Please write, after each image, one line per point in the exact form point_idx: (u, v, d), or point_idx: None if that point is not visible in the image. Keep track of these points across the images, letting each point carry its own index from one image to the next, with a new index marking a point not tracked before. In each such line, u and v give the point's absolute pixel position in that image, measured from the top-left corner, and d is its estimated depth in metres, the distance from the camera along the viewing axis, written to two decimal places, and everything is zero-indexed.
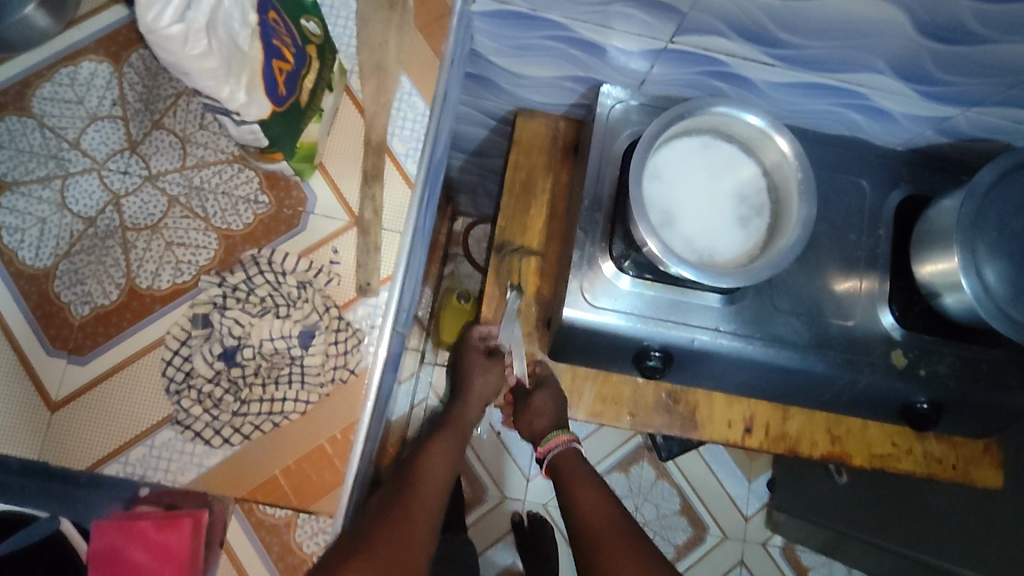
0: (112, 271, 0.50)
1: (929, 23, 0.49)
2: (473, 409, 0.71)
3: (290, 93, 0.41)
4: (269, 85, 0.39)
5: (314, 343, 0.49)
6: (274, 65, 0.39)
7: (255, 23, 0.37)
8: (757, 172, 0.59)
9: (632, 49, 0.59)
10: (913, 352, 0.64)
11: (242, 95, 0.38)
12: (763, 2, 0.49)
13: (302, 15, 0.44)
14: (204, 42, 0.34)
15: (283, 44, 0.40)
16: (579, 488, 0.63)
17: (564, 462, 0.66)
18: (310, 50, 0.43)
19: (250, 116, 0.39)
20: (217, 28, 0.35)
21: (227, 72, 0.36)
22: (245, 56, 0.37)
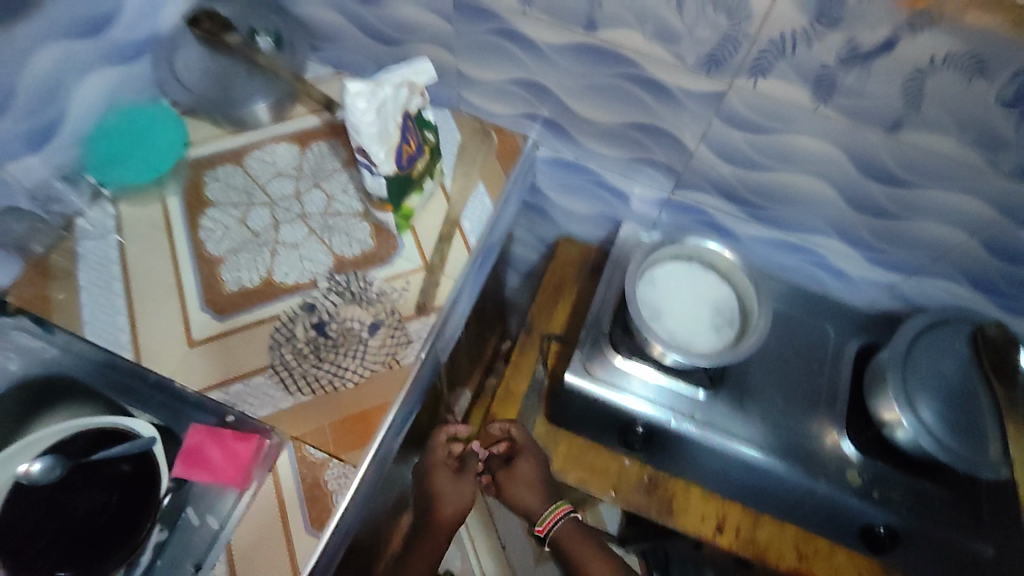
0: (259, 266, 0.69)
1: (858, 201, 0.68)
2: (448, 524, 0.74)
3: (410, 166, 0.65)
4: (396, 155, 0.62)
5: (377, 333, 0.66)
6: (402, 146, 0.63)
7: (399, 120, 0.61)
8: (731, 295, 0.76)
9: (647, 197, 0.81)
10: (867, 475, 0.73)
11: (382, 157, 0.61)
12: (734, 172, 0.71)
13: (426, 129, 0.68)
14: (374, 114, 0.58)
15: (412, 141, 0.64)
16: (590, 560, 0.73)
17: (566, 536, 0.75)
18: (426, 150, 0.68)
19: (383, 170, 0.61)
20: (383, 112, 0.59)
21: (379, 140, 0.59)
22: (391, 135, 0.61)
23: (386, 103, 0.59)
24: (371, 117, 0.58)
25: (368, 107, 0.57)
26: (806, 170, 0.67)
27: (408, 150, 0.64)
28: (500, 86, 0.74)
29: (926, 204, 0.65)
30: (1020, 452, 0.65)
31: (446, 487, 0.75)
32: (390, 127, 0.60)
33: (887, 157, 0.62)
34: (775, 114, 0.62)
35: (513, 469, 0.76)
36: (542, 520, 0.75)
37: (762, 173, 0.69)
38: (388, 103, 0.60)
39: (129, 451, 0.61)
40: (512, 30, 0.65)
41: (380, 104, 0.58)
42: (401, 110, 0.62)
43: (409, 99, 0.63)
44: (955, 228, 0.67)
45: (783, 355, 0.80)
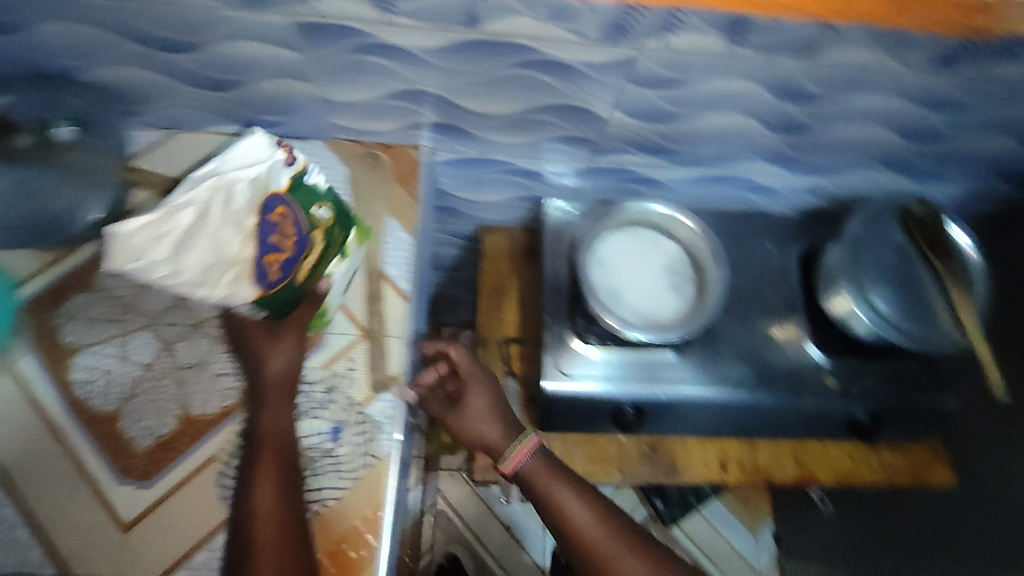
0: (169, 404, 0.58)
1: (779, 124, 0.66)
2: (279, 417, 0.56)
3: (282, 276, 0.53)
4: (257, 274, 0.51)
5: (342, 437, 0.57)
6: (267, 259, 0.51)
7: (248, 228, 0.50)
8: (678, 247, 0.74)
9: (563, 170, 0.76)
10: (841, 373, 0.76)
11: (231, 283, 0.50)
12: (652, 127, 0.67)
13: (315, 204, 0.57)
14: (176, 253, 0.46)
15: (281, 232, 0.52)
16: (566, 501, 0.62)
17: (538, 476, 0.64)
18: (316, 234, 0.56)
19: (239, 297, 0.51)
20: (197, 239, 0.47)
21: (210, 272, 0.48)
22: (234, 257, 0.49)
23: (193, 225, 0.47)
24: (174, 261, 0.46)
25: (161, 253, 0.46)
26: (723, 107, 0.63)
27: (276, 258, 0.52)
28: (378, 102, 0.65)
29: (844, 112, 0.64)
30: (972, 322, 0.67)
31: (265, 347, 0.57)
32: (219, 246, 0.48)
33: (803, 77, 0.59)
34: (689, 66, 0.57)
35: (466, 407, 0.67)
36: (506, 459, 0.64)
37: (679, 122, 0.65)
38: (202, 226, 0.48)
39: None
40: (379, 43, 0.56)
41: (181, 238, 0.47)
42: (246, 215, 0.50)
43: (241, 189, 0.51)
44: (872, 125, 0.66)
45: (736, 284, 0.79)
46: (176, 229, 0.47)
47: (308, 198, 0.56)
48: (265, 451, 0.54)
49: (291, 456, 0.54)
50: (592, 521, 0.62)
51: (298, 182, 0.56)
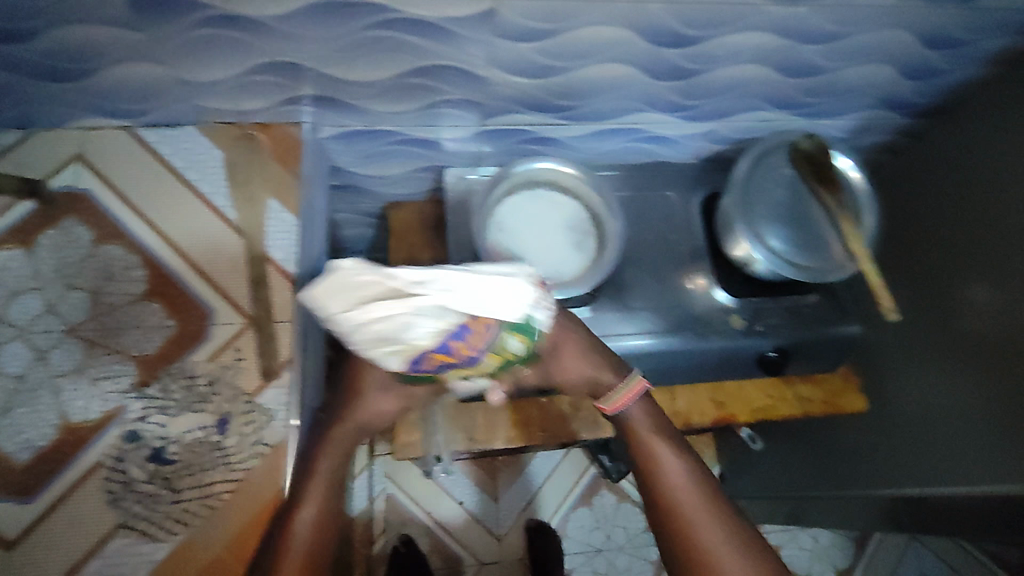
0: (46, 415, 0.55)
1: (660, 71, 0.65)
2: (335, 466, 0.61)
3: (446, 368, 0.49)
4: (415, 364, 0.47)
5: (230, 429, 0.56)
6: (433, 356, 0.47)
7: (441, 328, 0.45)
8: (577, 204, 0.73)
9: (461, 136, 0.73)
10: (747, 312, 0.77)
11: (390, 356, 0.46)
12: (533, 85, 0.66)
13: (517, 333, 0.50)
14: (376, 327, 0.43)
15: (466, 343, 0.47)
16: (665, 455, 0.66)
17: (641, 424, 0.67)
18: (491, 359, 0.51)
19: (381, 364, 0.48)
20: (396, 321, 0.43)
21: (382, 344, 0.45)
22: (412, 343, 0.45)
23: (412, 304, 0.43)
24: (355, 313, 0.43)
25: (362, 311, 0.43)
26: (600, 58, 0.62)
27: (436, 358, 0.47)
28: (243, 79, 0.62)
29: (720, 53, 0.64)
30: (859, 245, 0.68)
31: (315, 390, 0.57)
32: (438, 327, 0.44)
33: (670, 19, 0.58)
34: (552, 15, 0.56)
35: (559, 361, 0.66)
36: (609, 398, 0.67)
37: (559, 75, 0.64)
38: (410, 311, 0.43)
39: None
40: (227, 14, 0.53)
41: (388, 311, 0.43)
42: (439, 319, 0.44)
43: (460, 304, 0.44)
44: (752, 65, 0.66)
45: (643, 235, 0.79)
46: (412, 304, 0.43)
47: (508, 329, 0.49)
48: (309, 499, 0.57)
49: (269, 489, 0.55)
50: (683, 479, 0.65)
51: (532, 322, 0.50)
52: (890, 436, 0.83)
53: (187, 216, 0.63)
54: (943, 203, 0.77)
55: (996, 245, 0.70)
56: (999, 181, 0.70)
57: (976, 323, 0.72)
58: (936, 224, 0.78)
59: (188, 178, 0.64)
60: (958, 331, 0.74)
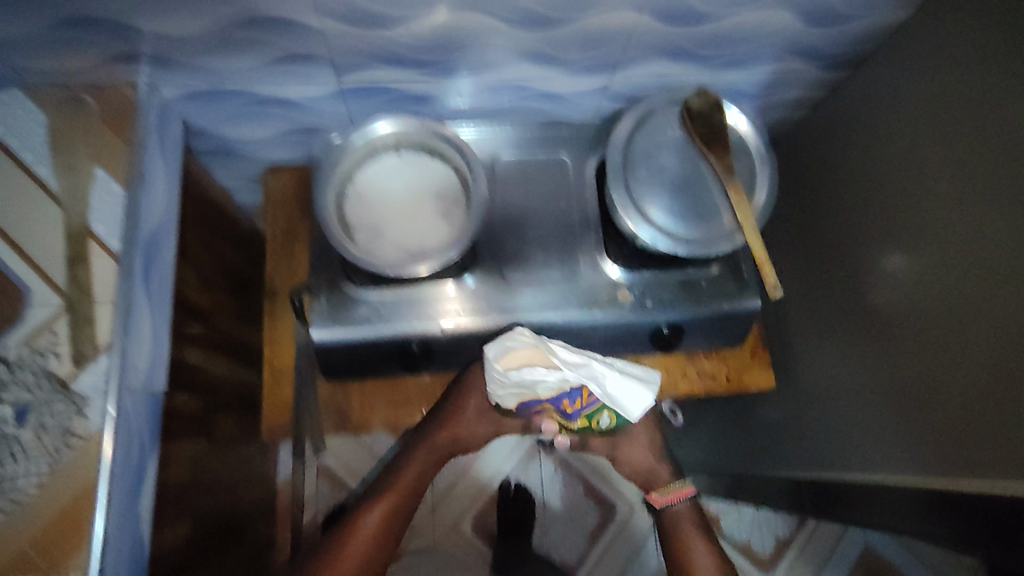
0: None
1: (517, 19, 0.59)
2: (418, 474, 0.77)
3: (538, 412, 0.65)
4: (526, 402, 0.63)
5: (34, 418, 0.54)
6: (545, 404, 0.63)
7: (559, 391, 0.60)
8: (444, 170, 0.68)
9: (318, 95, 0.68)
10: (637, 288, 0.71)
11: (509, 396, 0.63)
12: (375, 36, 0.59)
13: (611, 414, 0.65)
14: (512, 377, 0.60)
15: (575, 406, 0.62)
16: (699, 554, 0.76)
17: (684, 521, 0.78)
18: (581, 422, 0.65)
19: (495, 392, 0.64)
20: (539, 384, 0.60)
21: (512, 387, 0.61)
22: (531, 391, 0.61)
23: (555, 374, 0.59)
24: (511, 371, 0.60)
25: (516, 372, 0.60)
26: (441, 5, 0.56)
27: (545, 407, 0.64)
28: (44, 35, 0.56)
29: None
30: (747, 218, 0.62)
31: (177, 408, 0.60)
32: (557, 389, 0.60)
33: None
34: None
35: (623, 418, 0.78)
36: (665, 491, 0.80)
37: (403, 25, 0.58)
38: (554, 377, 0.59)
39: None
40: None
41: (541, 371, 0.59)
42: (564, 388, 0.60)
43: (595, 389, 0.60)
44: (623, 12, 0.59)
45: (530, 202, 0.73)
46: (557, 376, 0.59)
47: (605, 409, 0.64)
48: (388, 496, 0.75)
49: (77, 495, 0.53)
50: None
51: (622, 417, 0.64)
52: (814, 412, 0.77)
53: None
54: (860, 164, 0.67)
55: (896, 218, 0.62)
56: (914, 135, 0.60)
57: (888, 301, 0.64)
58: (853, 184, 0.68)
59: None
60: (872, 311, 0.67)
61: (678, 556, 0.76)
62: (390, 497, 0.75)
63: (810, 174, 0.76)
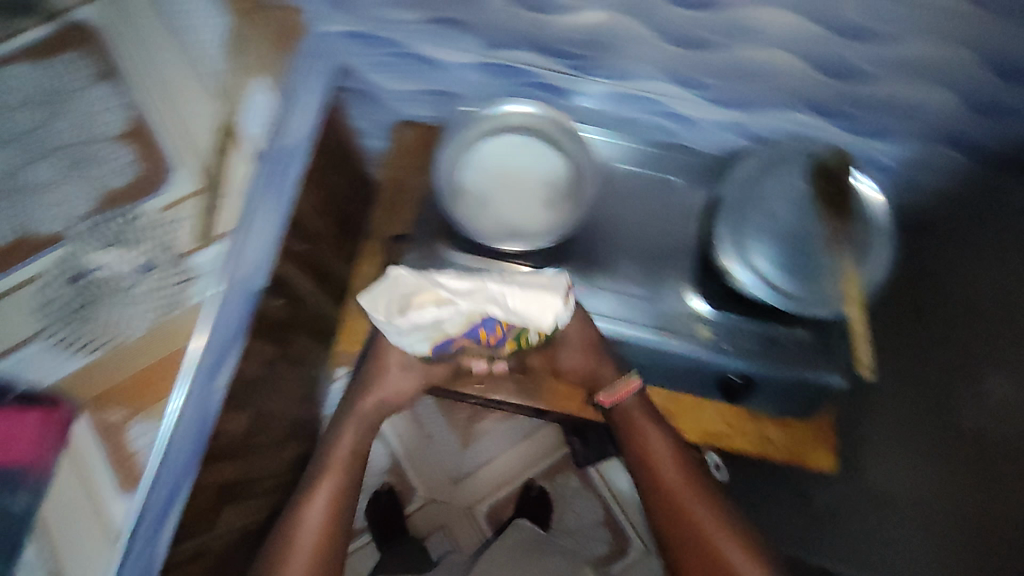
0: (9, 220, 0.60)
1: (669, 33, 0.60)
2: (354, 443, 0.73)
3: (456, 347, 0.62)
4: (438, 343, 0.60)
5: (150, 273, 0.60)
6: (462, 339, 0.59)
7: (468, 322, 0.56)
8: (559, 162, 0.70)
9: (463, 62, 0.71)
10: (720, 328, 0.68)
11: (421, 342, 0.59)
12: (530, 19, 0.62)
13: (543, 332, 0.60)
14: (412, 329, 0.56)
15: (491, 331, 0.58)
16: (655, 443, 0.69)
17: (633, 412, 0.70)
18: (510, 344, 0.62)
19: (413, 347, 0.60)
20: (438, 324, 0.56)
21: (419, 332, 0.57)
22: (439, 331, 0.57)
23: (450, 311, 0.54)
24: (401, 315, 0.55)
25: (405, 316, 0.55)
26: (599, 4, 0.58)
27: (458, 341, 0.60)
28: None
29: (735, 24, 0.57)
30: (853, 286, 0.59)
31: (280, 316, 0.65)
32: (465, 322, 0.56)
33: None
34: None
35: (551, 351, 0.72)
36: (613, 391, 0.69)
37: (559, 15, 0.61)
38: (450, 319, 0.56)
39: None
40: None
41: (435, 313, 0.55)
42: (465, 317, 0.56)
43: (498, 311, 0.55)
44: (773, 50, 0.59)
45: (631, 214, 0.74)
46: (451, 309, 0.54)
47: (527, 329, 0.59)
48: (336, 471, 0.70)
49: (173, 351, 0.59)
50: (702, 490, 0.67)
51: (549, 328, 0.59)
52: (890, 520, 0.69)
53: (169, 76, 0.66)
54: (997, 277, 0.62)
55: None
56: None
57: None
58: (983, 295, 0.63)
59: (185, 38, 0.67)
60: (974, 434, 0.63)
61: (662, 516, 0.67)
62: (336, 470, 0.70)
63: (954, 258, 0.67)
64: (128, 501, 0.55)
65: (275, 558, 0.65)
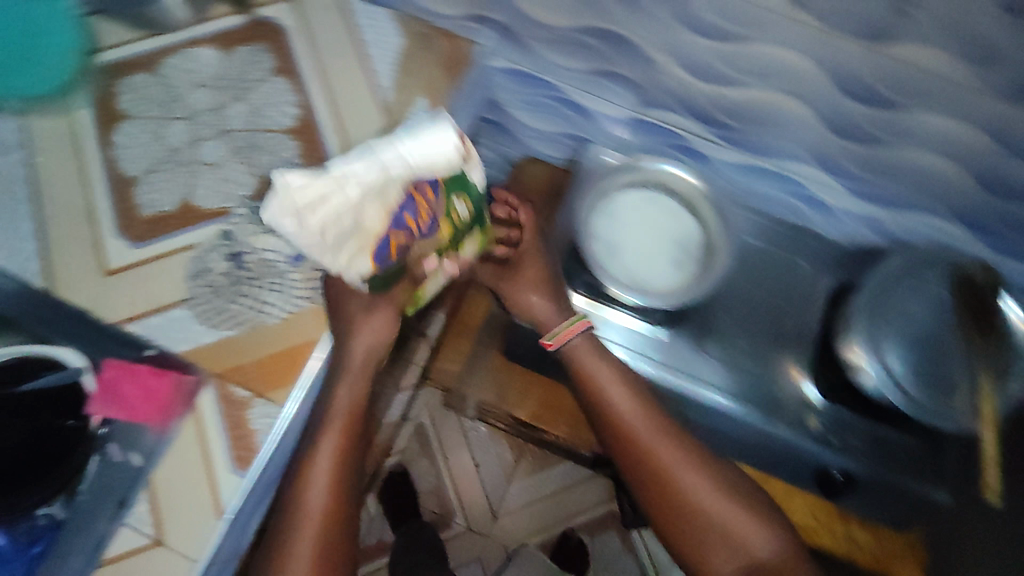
0: (178, 189, 0.64)
1: (837, 124, 0.60)
2: (354, 397, 0.64)
3: (400, 256, 0.55)
4: (376, 256, 0.54)
5: (301, 265, 0.62)
6: (389, 238, 0.53)
7: (378, 214, 0.52)
8: (696, 227, 0.69)
9: (612, 115, 0.74)
10: (828, 420, 0.69)
11: (356, 255, 0.53)
12: (699, 87, 0.63)
13: (458, 196, 0.56)
14: (329, 232, 0.50)
15: (417, 217, 0.53)
16: (604, 395, 0.66)
17: (585, 350, 0.67)
18: (444, 229, 0.56)
19: (350, 273, 0.54)
20: (342, 219, 0.51)
21: (341, 236, 0.51)
22: (358, 229, 0.52)
23: (323, 189, 0.50)
24: (308, 215, 0.49)
25: (313, 215, 0.49)
26: (774, 85, 0.59)
27: (395, 243, 0.54)
28: None
29: (911, 126, 0.57)
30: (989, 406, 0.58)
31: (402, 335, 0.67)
32: (378, 205, 0.52)
33: (864, 69, 0.53)
34: (744, 18, 0.53)
35: (517, 287, 0.69)
36: (557, 333, 0.67)
37: (730, 88, 0.61)
38: (334, 200, 0.50)
39: (58, 382, 0.56)
40: None
41: (331, 203, 0.50)
42: (382, 194, 0.52)
43: (362, 168, 0.51)
44: (940, 157, 0.59)
45: (752, 289, 0.74)
46: (348, 188, 0.50)
47: (450, 188, 0.55)
48: (332, 435, 0.62)
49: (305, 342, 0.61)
50: (709, 488, 0.63)
51: (456, 175, 0.56)
52: None
53: (341, 82, 0.69)
54: None
55: None
56: None
57: None
58: None
59: (362, 50, 0.70)
60: None
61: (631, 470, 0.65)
62: (337, 424, 0.63)
63: None
64: (240, 477, 0.56)
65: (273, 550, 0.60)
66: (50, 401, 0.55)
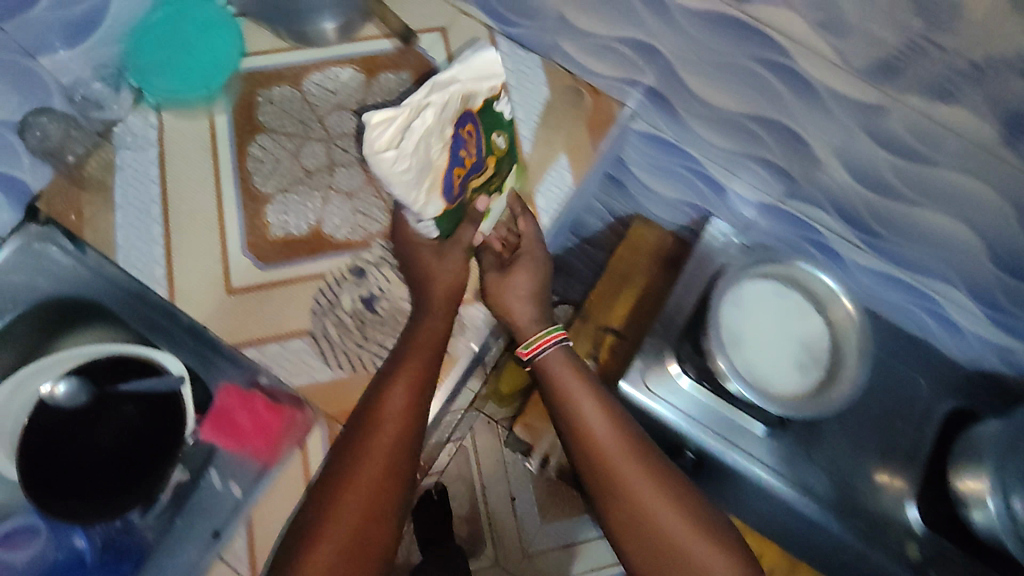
0: (309, 214, 0.62)
1: (1009, 260, 0.56)
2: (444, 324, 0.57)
3: (461, 190, 0.53)
4: (445, 190, 0.50)
5: None
6: (453, 172, 0.50)
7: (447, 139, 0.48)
8: (824, 330, 0.67)
9: (746, 196, 0.71)
10: (930, 552, 0.67)
11: (430, 187, 0.48)
12: (862, 195, 0.59)
13: (496, 131, 0.57)
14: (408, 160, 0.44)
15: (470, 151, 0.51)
16: (589, 415, 0.60)
17: (557, 365, 0.62)
18: (490, 161, 0.56)
19: (428, 213, 0.50)
20: (423, 138, 0.45)
21: (414, 151, 0.45)
22: (434, 163, 0.48)
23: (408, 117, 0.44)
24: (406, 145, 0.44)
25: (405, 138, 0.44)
26: (950, 212, 0.55)
27: (457, 174, 0.51)
28: (605, 42, 0.62)
29: None
30: None
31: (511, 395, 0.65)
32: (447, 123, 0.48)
33: None
34: (946, 149, 0.49)
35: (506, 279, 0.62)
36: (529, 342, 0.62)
37: (899, 204, 0.57)
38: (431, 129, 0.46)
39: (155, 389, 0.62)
40: None
41: (414, 123, 0.44)
42: (449, 123, 0.48)
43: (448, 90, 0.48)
44: None
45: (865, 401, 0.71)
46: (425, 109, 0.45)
47: (491, 125, 0.55)
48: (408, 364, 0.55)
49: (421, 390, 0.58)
50: (682, 522, 0.57)
51: (490, 106, 0.55)
52: None
53: None
54: None
55: None
56: None
57: None
58: None
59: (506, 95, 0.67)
60: None
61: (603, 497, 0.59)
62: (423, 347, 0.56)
63: None
64: None
65: (338, 470, 0.53)
66: (154, 407, 0.62)
